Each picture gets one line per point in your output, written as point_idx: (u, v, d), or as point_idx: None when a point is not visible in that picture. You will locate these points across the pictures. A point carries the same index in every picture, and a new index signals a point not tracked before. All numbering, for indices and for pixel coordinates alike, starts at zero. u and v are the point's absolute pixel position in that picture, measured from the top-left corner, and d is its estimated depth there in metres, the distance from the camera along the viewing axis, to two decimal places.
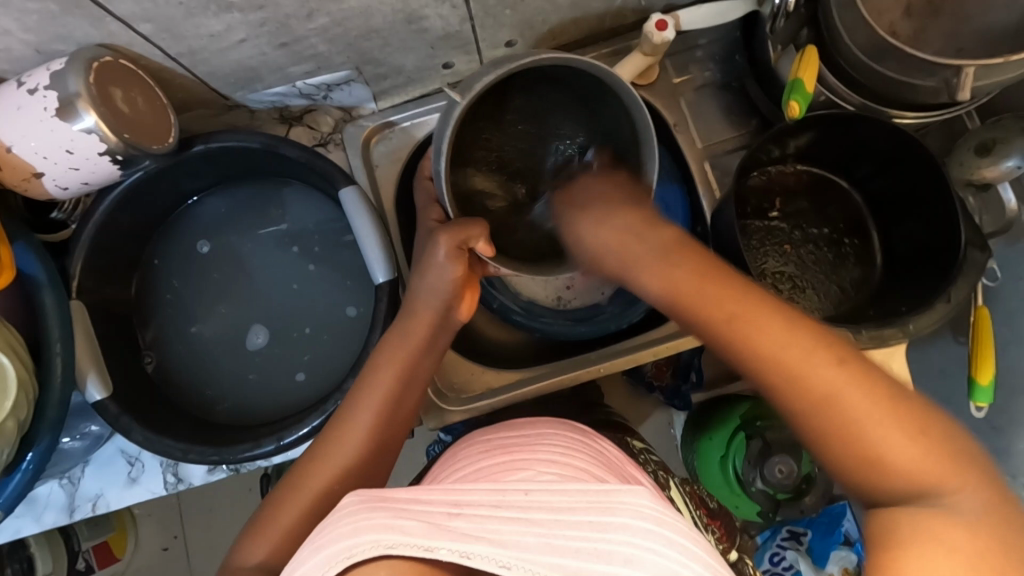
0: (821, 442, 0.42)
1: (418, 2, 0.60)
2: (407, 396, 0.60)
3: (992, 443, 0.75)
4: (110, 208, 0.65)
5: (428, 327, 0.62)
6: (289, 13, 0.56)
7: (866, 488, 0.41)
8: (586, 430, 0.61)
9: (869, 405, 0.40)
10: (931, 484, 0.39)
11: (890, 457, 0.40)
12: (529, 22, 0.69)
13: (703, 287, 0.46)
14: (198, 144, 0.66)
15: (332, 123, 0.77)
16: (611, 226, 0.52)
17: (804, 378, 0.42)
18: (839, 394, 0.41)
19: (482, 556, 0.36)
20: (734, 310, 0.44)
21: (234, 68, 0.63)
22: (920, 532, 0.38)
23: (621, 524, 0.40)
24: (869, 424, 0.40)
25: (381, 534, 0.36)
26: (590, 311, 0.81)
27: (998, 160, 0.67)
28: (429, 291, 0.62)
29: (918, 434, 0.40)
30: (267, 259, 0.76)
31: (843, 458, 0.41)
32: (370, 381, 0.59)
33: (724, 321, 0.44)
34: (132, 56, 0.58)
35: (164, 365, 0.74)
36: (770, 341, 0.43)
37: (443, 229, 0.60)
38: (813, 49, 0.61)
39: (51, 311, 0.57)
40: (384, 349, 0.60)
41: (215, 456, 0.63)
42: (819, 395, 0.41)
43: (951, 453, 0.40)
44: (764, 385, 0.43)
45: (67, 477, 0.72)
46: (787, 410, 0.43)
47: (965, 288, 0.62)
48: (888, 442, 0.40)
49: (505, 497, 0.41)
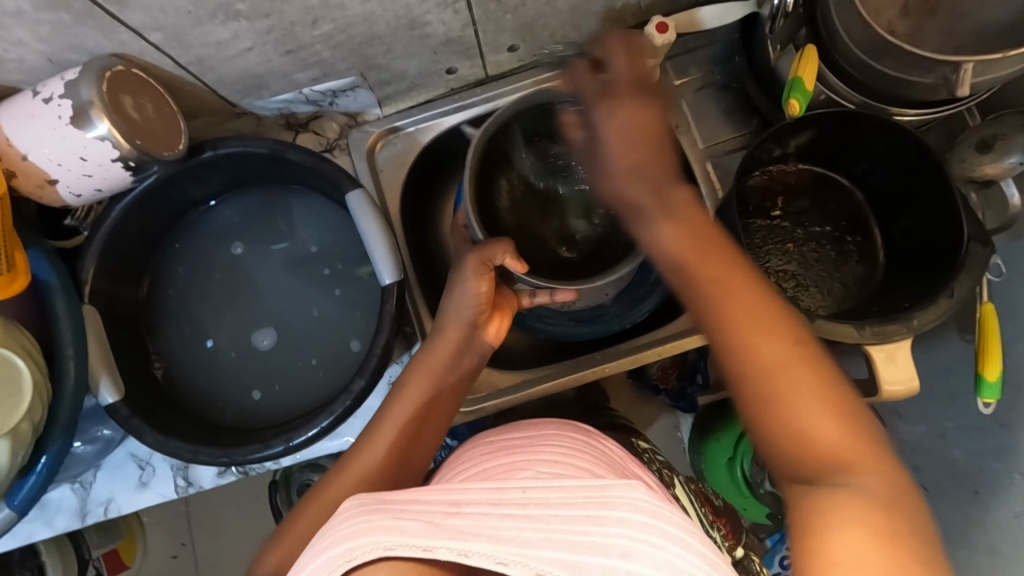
0: (753, 410, 0.40)
1: (420, 8, 0.61)
2: (429, 413, 0.60)
3: (998, 439, 0.75)
4: (121, 215, 0.66)
5: (449, 348, 0.63)
6: (294, 21, 0.57)
7: (790, 464, 0.38)
8: (588, 429, 0.61)
9: (805, 381, 0.39)
10: (843, 462, 0.37)
11: (820, 436, 0.38)
12: (530, 26, 0.70)
13: (706, 247, 0.42)
14: (206, 150, 0.67)
15: (337, 129, 0.78)
16: (633, 143, 0.44)
17: (752, 343, 0.40)
18: (781, 362, 0.39)
19: (478, 553, 0.37)
20: (697, 245, 0.43)
21: (240, 75, 0.64)
22: (835, 515, 0.36)
23: (618, 518, 0.39)
24: (803, 399, 0.38)
25: (380, 535, 0.37)
26: (593, 312, 0.82)
27: (999, 157, 0.68)
28: (454, 309, 0.63)
29: (844, 419, 0.38)
30: (281, 263, 0.77)
31: (771, 425, 0.39)
32: (395, 396, 0.61)
33: (678, 259, 0.43)
34: (143, 64, 0.59)
35: (174, 371, 0.74)
36: (727, 294, 0.41)
37: (471, 250, 0.64)
38: (814, 49, 0.62)
39: (63, 314, 0.58)
40: (411, 368, 0.63)
41: (225, 457, 0.63)
42: (765, 363, 0.39)
43: (869, 440, 0.38)
44: (712, 339, 0.41)
45: (79, 481, 0.73)
46: (734, 375, 0.40)
47: (969, 282, 0.62)
48: (819, 423, 0.38)
49: (503, 495, 0.41)
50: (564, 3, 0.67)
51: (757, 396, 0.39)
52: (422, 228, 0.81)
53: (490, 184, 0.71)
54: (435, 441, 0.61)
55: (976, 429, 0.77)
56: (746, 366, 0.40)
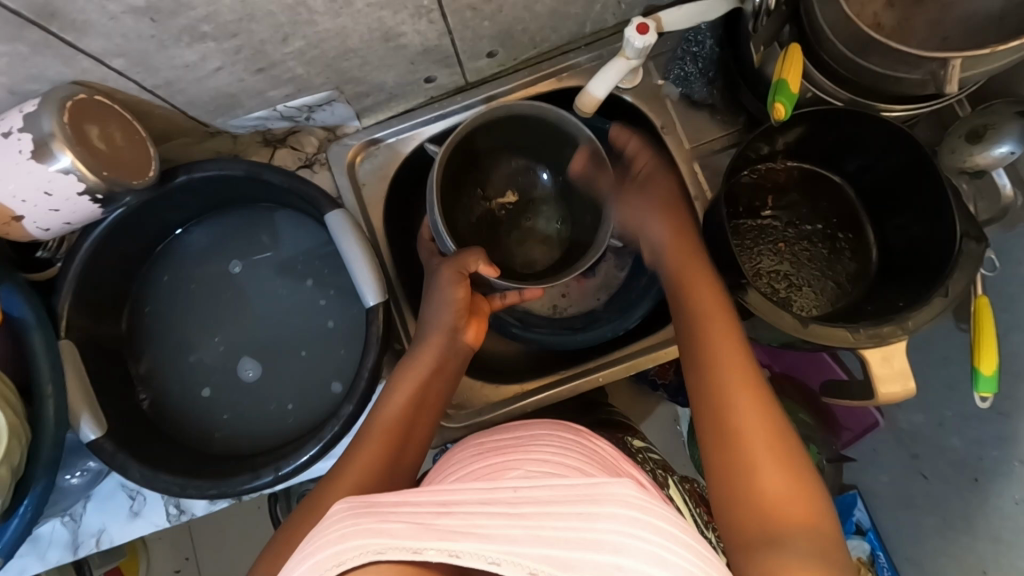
0: (725, 468, 0.50)
1: (394, 19, 0.59)
2: (414, 418, 0.59)
3: (997, 428, 0.75)
4: (95, 245, 0.64)
5: (436, 353, 0.62)
6: (263, 39, 0.56)
7: (743, 511, 0.47)
8: (580, 429, 0.60)
9: (766, 451, 0.49)
10: (789, 523, 0.45)
11: (767, 490, 0.47)
12: (509, 32, 0.68)
13: (714, 321, 0.59)
14: (180, 174, 0.65)
15: (316, 143, 0.76)
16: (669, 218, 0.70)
17: (733, 407, 0.52)
18: (750, 432, 0.50)
19: (468, 553, 0.35)
20: (713, 330, 0.58)
21: (213, 95, 0.63)
22: (777, 555, 0.42)
23: (608, 514, 0.37)
24: (764, 469, 0.48)
25: (368, 538, 0.36)
26: (587, 317, 0.82)
27: (990, 146, 0.67)
28: (434, 317, 0.64)
29: (797, 485, 0.47)
30: (268, 282, 0.75)
31: (732, 484, 0.49)
32: (383, 401, 0.60)
33: (699, 333, 0.59)
34: (107, 91, 0.57)
35: (160, 401, 0.73)
36: (725, 371, 0.55)
37: (445, 261, 0.65)
38: (797, 47, 0.61)
39: (40, 351, 0.57)
40: (396, 374, 0.62)
41: (213, 490, 0.62)
42: (736, 430, 0.51)
43: (816, 510, 0.46)
44: (705, 403, 0.54)
45: (69, 514, 0.72)
46: (712, 439, 0.52)
47: (963, 280, 0.60)
48: (773, 484, 0.47)
49: (494, 494, 0.40)
50: (543, 7, 0.65)
51: (727, 461, 0.50)
52: (406, 239, 0.81)
53: (459, 186, 0.72)
54: (422, 447, 0.59)
55: (976, 419, 0.78)
56: (727, 434, 0.51)
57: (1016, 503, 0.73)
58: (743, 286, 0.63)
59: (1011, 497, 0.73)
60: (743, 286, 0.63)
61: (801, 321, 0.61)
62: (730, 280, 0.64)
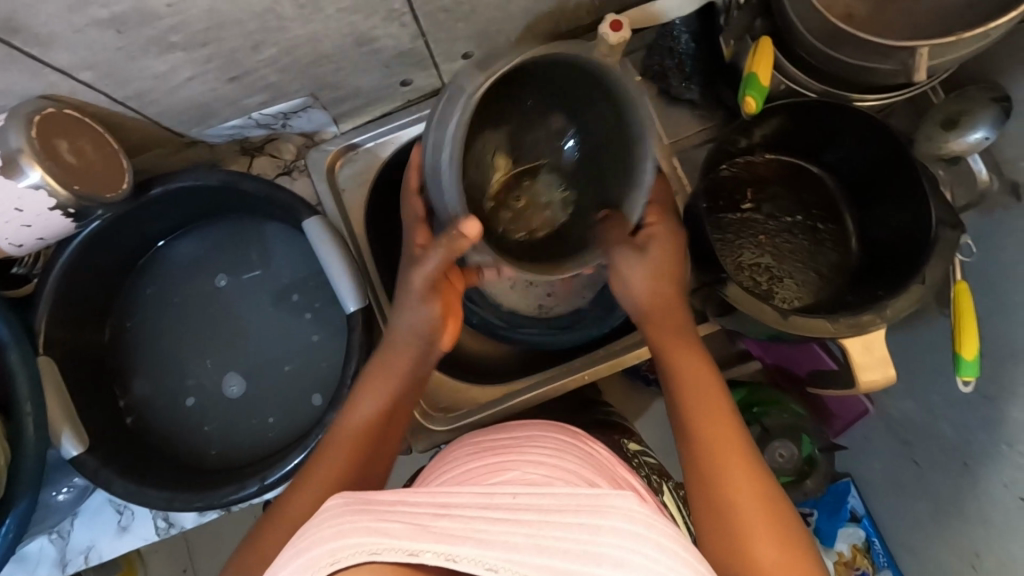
0: (719, 539, 0.48)
1: (366, 24, 0.59)
2: (384, 423, 0.57)
3: (983, 412, 0.76)
4: (72, 258, 0.64)
5: (408, 359, 0.59)
6: (234, 48, 0.55)
7: None
8: (577, 433, 0.60)
9: (759, 521, 0.48)
10: None
11: (762, 562, 0.46)
12: (484, 33, 0.68)
13: (698, 378, 0.56)
14: (156, 187, 0.65)
15: (294, 150, 0.76)
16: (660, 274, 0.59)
17: (723, 475, 0.50)
18: (742, 501, 0.49)
19: (465, 558, 0.35)
20: (699, 387, 0.55)
21: (185, 106, 0.62)
22: None
23: (611, 528, 0.38)
24: (758, 541, 0.47)
25: (364, 537, 0.35)
26: (573, 316, 0.82)
27: (965, 133, 0.67)
28: (408, 319, 0.58)
29: (791, 555, 0.46)
30: (251, 292, 0.75)
31: (725, 554, 0.47)
32: (351, 406, 0.57)
33: (687, 391, 0.56)
34: (76, 104, 0.56)
35: (145, 416, 0.72)
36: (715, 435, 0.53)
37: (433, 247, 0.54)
38: (768, 39, 0.61)
39: (18, 369, 0.56)
40: (365, 377, 0.59)
41: (199, 502, 0.62)
42: (729, 500, 0.49)
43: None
44: (696, 470, 0.52)
45: (56, 531, 0.72)
46: (704, 509, 0.50)
47: (940, 267, 0.61)
48: (768, 556, 0.46)
49: (493, 500, 0.40)
50: (517, 7, 0.65)
51: (720, 532, 0.48)
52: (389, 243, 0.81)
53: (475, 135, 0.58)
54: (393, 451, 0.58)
55: (962, 404, 0.78)
56: (720, 504, 0.49)
57: (1006, 487, 0.73)
58: (724, 280, 0.63)
59: (1000, 481, 0.73)
60: (723, 280, 0.63)
61: (781, 313, 0.61)
62: (710, 276, 0.65)
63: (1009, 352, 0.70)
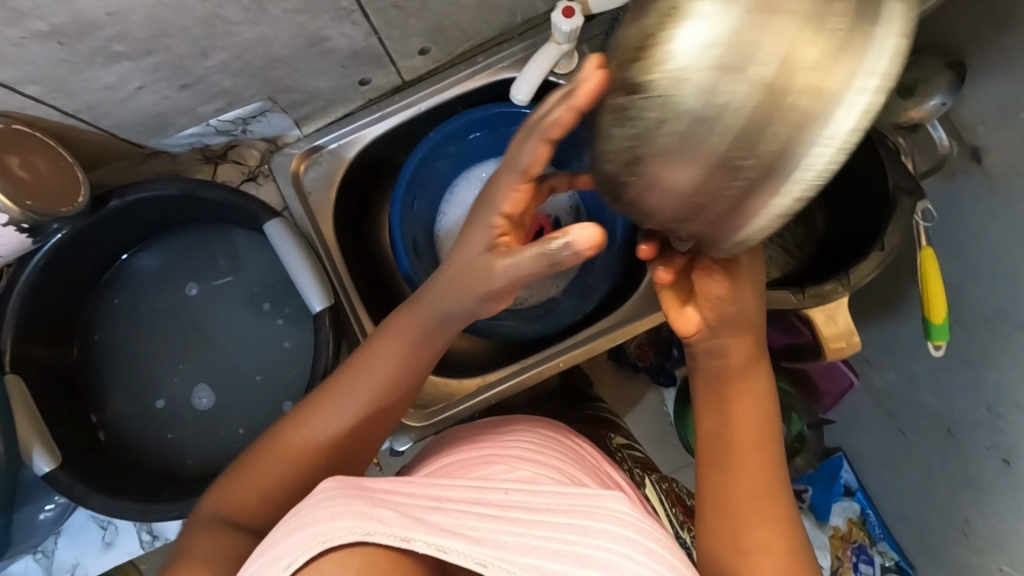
0: (720, 544, 0.49)
1: (316, 23, 0.59)
2: (393, 399, 0.50)
3: (961, 377, 0.76)
4: (34, 275, 0.63)
5: (444, 335, 0.50)
6: (182, 55, 0.55)
7: None
8: (562, 427, 0.61)
9: (765, 537, 0.48)
10: None
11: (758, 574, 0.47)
12: (438, 27, 0.68)
13: (736, 380, 0.52)
14: (114, 200, 0.64)
15: (257, 156, 0.76)
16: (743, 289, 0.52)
17: (738, 486, 0.49)
18: (752, 517, 0.48)
19: (456, 550, 0.35)
20: (738, 392, 0.52)
21: (139, 116, 0.62)
22: None
23: (602, 530, 0.39)
24: (759, 555, 0.47)
25: (358, 521, 0.34)
26: (546, 306, 0.83)
27: (922, 100, 0.68)
28: (460, 292, 0.48)
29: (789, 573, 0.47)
30: (222, 301, 0.75)
31: (721, 557, 0.48)
32: (368, 364, 0.50)
33: (722, 390, 0.52)
34: (26, 119, 0.56)
35: (121, 432, 0.72)
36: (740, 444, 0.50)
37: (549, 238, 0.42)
38: None
39: None
40: (386, 333, 0.51)
41: (176, 511, 0.62)
42: (739, 512, 0.48)
43: None
44: (711, 475, 0.50)
45: (40, 550, 0.72)
46: (711, 513, 0.50)
47: (898, 233, 0.61)
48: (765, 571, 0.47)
49: (485, 495, 0.40)
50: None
51: (723, 538, 0.49)
52: (358, 245, 0.81)
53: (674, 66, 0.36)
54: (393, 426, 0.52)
55: (944, 371, 0.78)
56: (728, 515, 0.49)
57: (988, 450, 0.74)
58: None
59: (983, 444, 0.74)
60: None
61: None
62: None
63: (982, 316, 0.71)
